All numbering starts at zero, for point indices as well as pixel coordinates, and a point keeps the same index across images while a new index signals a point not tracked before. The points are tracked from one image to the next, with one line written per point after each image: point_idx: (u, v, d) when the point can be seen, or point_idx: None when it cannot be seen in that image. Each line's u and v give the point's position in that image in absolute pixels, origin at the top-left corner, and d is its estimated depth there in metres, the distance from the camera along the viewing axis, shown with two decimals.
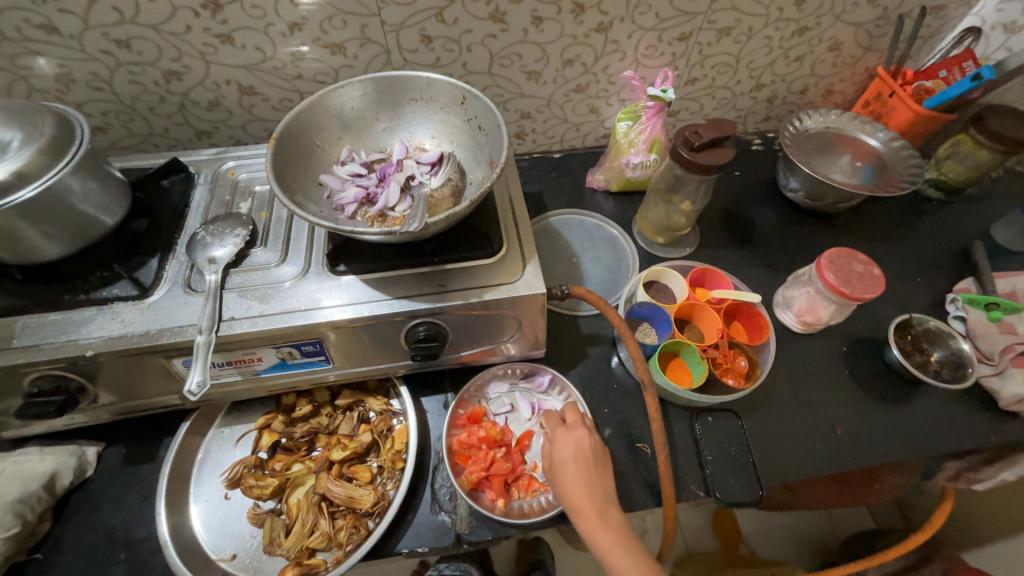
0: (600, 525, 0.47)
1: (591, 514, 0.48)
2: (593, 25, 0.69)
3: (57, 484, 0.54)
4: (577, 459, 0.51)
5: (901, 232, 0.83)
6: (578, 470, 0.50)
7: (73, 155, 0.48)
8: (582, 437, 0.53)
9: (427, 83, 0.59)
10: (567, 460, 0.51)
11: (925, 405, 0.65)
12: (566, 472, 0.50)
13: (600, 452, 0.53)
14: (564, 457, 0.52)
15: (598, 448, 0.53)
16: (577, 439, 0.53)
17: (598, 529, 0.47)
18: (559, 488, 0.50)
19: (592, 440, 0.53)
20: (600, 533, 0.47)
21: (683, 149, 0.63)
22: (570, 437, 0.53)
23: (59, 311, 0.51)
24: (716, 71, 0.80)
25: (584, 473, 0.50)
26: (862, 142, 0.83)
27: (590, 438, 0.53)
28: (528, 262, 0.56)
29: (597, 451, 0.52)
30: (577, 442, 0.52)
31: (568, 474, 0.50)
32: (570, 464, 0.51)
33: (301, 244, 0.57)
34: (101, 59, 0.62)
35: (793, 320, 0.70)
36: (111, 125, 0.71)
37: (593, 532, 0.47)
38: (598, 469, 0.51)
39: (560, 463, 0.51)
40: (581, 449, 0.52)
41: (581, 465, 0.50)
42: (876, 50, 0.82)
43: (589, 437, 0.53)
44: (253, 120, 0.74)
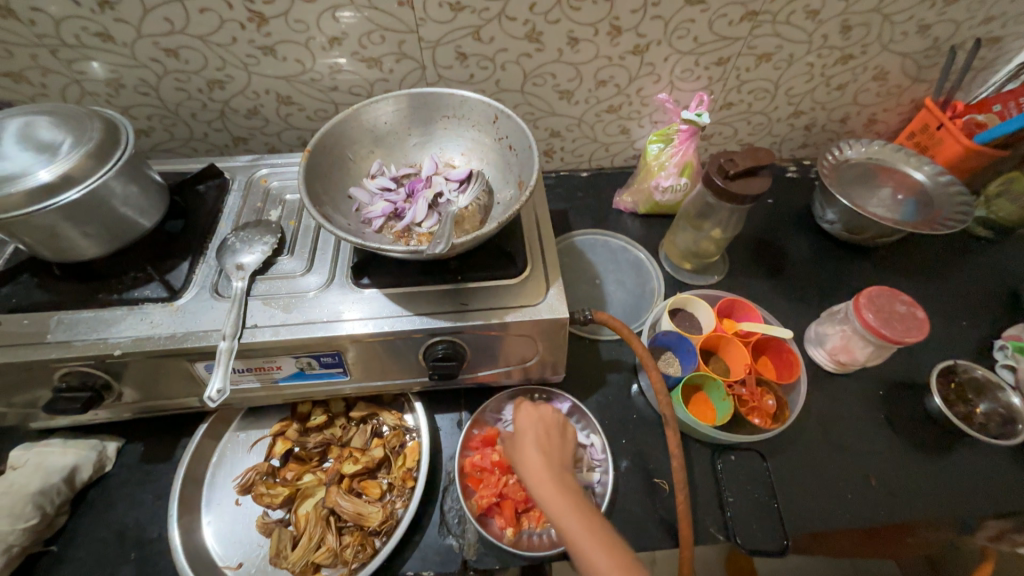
0: (557, 491, 0.46)
1: (548, 481, 0.47)
2: (629, 47, 0.69)
3: (77, 477, 0.55)
4: (537, 430, 0.52)
5: (945, 271, 0.79)
6: (536, 436, 0.51)
7: (118, 160, 0.49)
8: (545, 413, 0.54)
9: (461, 101, 0.60)
10: (528, 427, 0.52)
11: (967, 459, 0.61)
12: (525, 441, 0.51)
13: (561, 430, 0.54)
14: (524, 428, 0.52)
15: (559, 426, 0.54)
16: (541, 414, 0.54)
17: (554, 494, 0.46)
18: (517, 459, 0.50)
19: (555, 417, 0.54)
20: (555, 500, 0.46)
21: (717, 176, 0.61)
22: (533, 409, 0.54)
23: (92, 309, 0.52)
24: (753, 97, 0.78)
25: (542, 443, 0.51)
26: (906, 175, 0.80)
27: (552, 415, 0.54)
28: (552, 285, 0.55)
29: (557, 427, 0.53)
30: (539, 414, 0.54)
31: (526, 442, 0.51)
32: (530, 432, 0.51)
33: (327, 255, 0.58)
34: (150, 65, 0.65)
35: (825, 359, 0.67)
36: (154, 129, 0.74)
37: (543, 492, 0.46)
38: (556, 440, 0.52)
39: (519, 434, 0.52)
40: (542, 419, 0.53)
41: (541, 433, 0.52)
42: (924, 80, 0.79)
43: (552, 412, 0.55)
44: (288, 129, 0.75)
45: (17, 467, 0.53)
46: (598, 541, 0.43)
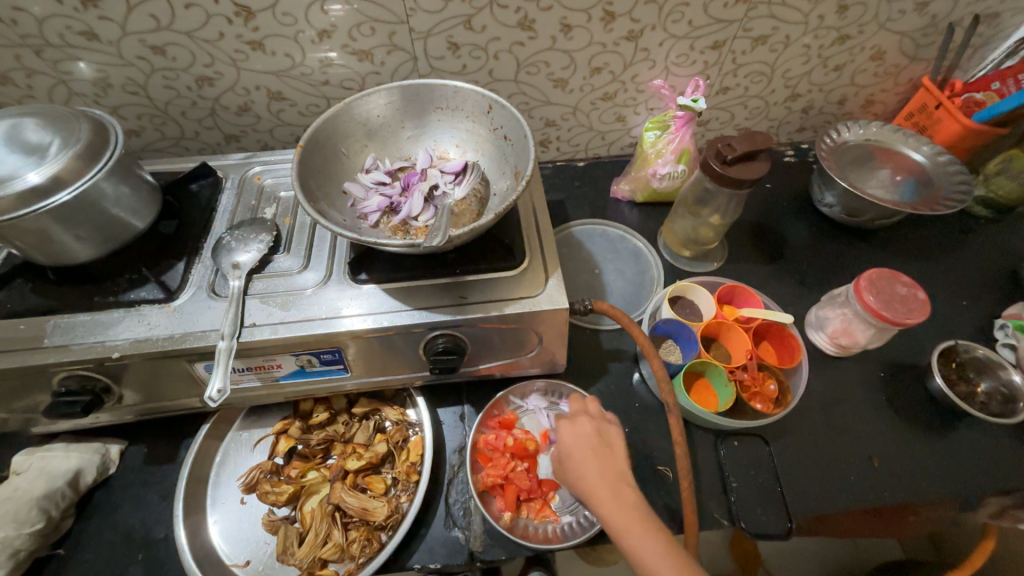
0: (619, 512, 0.44)
1: (607, 501, 0.45)
2: (623, 32, 0.68)
3: (81, 480, 0.55)
4: (584, 445, 0.49)
5: (944, 252, 0.78)
6: (584, 455, 0.48)
7: (108, 160, 0.49)
8: (586, 423, 0.51)
9: (454, 92, 0.59)
10: (573, 447, 0.49)
11: (969, 439, 0.62)
12: (574, 460, 0.48)
13: (608, 438, 0.50)
14: (570, 447, 0.49)
15: (605, 434, 0.50)
16: (583, 426, 0.50)
17: (617, 516, 0.44)
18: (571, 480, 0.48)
19: (598, 427, 0.51)
20: (618, 523, 0.43)
21: (714, 162, 0.60)
22: (574, 425, 0.51)
23: (89, 312, 0.52)
24: (750, 80, 0.77)
25: (594, 460, 0.47)
26: (904, 156, 0.79)
27: (595, 424, 0.51)
28: (551, 275, 0.55)
29: (605, 437, 0.50)
30: (580, 429, 0.50)
31: (578, 464, 0.48)
32: (578, 453, 0.48)
33: (324, 251, 0.57)
34: (137, 64, 0.64)
35: (826, 342, 0.67)
36: (145, 129, 0.73)
37: (607, 516, 0.44)
38: (606, 452, 0.48)
39: (567, 455, 0.49)
40: (585, 434, 0.50)
41: (589, 450, 0.48)
42: (922, 59, 0.78)
43: (593, 422, 0.51)
44: (280, 125, 0.74)
45: (20, 472, 0.53)
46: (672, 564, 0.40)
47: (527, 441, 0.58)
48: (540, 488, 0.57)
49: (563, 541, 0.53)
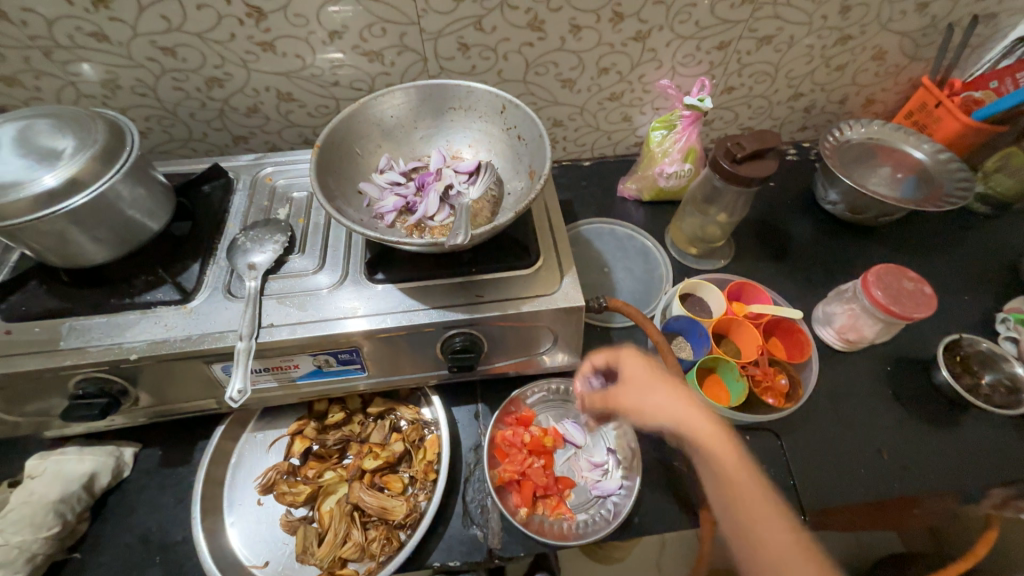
0: (716, 427, 0.49)
1: (700, 412, 0.49)
2: (631, 33, 0.68)
3: (95, 484, 0.54)
4: (651, 366, 0.55)
5: (946, 248, 0.80)
6: (659, 373, 0.53)
7: (126, 161, 0.48)
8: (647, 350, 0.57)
9: (467, 91, 0.59)
10: (646, 367, 0.54)
11: (975, 430, 0.63)
12: (653, 380, 0.53)
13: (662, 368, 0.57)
14: (640, 366, 0.55)
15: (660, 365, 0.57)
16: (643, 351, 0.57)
17: (715, 432, 0.48)
18: (643, 408, 0.52)
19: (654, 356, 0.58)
20: (719, 445, 0.48)
21: (724, 160, 0.61)
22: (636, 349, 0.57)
23: (104, 314, 0.51)
24: (754, 80, 0.78)
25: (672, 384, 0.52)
26: (906, 154, 0.80)
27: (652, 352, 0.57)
28: (566, 273, 0.55)
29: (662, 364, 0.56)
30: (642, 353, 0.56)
31: (657, 378, 0.53)
32: (654, 369, 0.54)
33: (339, 252, 0.57)
34: (146, 65, 0.63)
35: (834, 338, 0.68)
36: (152, 131, 0.72)
37: (707, 429, 0.48)
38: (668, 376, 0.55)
39: (639, 371, 0.54)
40: (647, 358, 0.56)
41: (660, 369, 0.54)
42: (921, 59, 0.80)
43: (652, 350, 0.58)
44: (289, 126, 0.74)
45: (35, 476, 0.53)
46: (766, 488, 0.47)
47: (544, 438, 0.59)
48: (556, 485, 0.58)
49: (576, 539, 0.54)
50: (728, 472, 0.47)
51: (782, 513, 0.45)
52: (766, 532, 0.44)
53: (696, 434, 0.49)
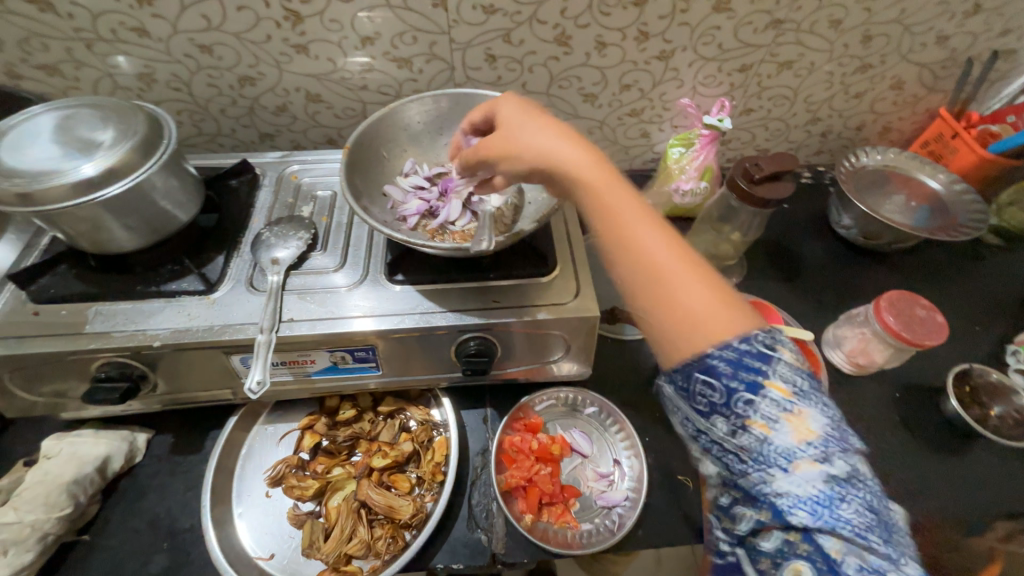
0: (605, 174, 0.41)
1: (581, 167, 0.41)
2: (655, 52, 0.70)
3: (108, 467, 0.55)
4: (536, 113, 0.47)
5: (958, 278, 0.80)
6: (537, 119, 0.45)
7: (162, 153, 0.50)
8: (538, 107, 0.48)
9: (494, 102, 0.61)
10: (530, 114, 0.46)
11: (983, 461, 0.63)
12: (528, 125, 0.45)
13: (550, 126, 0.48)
14: (516, 112, 0.47)
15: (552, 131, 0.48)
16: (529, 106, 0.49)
17: (598, 170, 0.41)
18: (525, 148, 0.43)
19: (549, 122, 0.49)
20: (584, 169, 0.41)
21: (742, 180, 0.62)
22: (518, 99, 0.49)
23: (130, 300, 0.52)
24: (773, 103, 0.80)
25: (564, 137, 0.43)
26: (921, 183, 0.81)
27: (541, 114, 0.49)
28: (582, 284, 0.56)
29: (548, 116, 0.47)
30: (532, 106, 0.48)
31: (530, 121, 0.45)
32: (527, 115, 0.46)
33: (360, 252, 0.58)
34: (183, 61, 0.65)
35: (843, 361, 0.69)
36: (182, 124, 0.74)
37: (603, 182, 0.40)
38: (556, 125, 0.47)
39: (523, 117, 0.46)
40: (526, 107, 0.48)
41: (544, 115, 0.46)
42: (940, 90, 0.81)
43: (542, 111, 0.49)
44: (315, 126, 0.76)
45: (51, 456, 0.54)
46: (635, 195, 0.41)
47: (551, 446, 0.59)
48: (561, 493, 0.58)
49: (581, 548, 0.54)
50: (599, 195, 0.40)
51: (659, 227, 0.39)
52: (642, 241, 0.39)
53: (564, 169, 0.41)
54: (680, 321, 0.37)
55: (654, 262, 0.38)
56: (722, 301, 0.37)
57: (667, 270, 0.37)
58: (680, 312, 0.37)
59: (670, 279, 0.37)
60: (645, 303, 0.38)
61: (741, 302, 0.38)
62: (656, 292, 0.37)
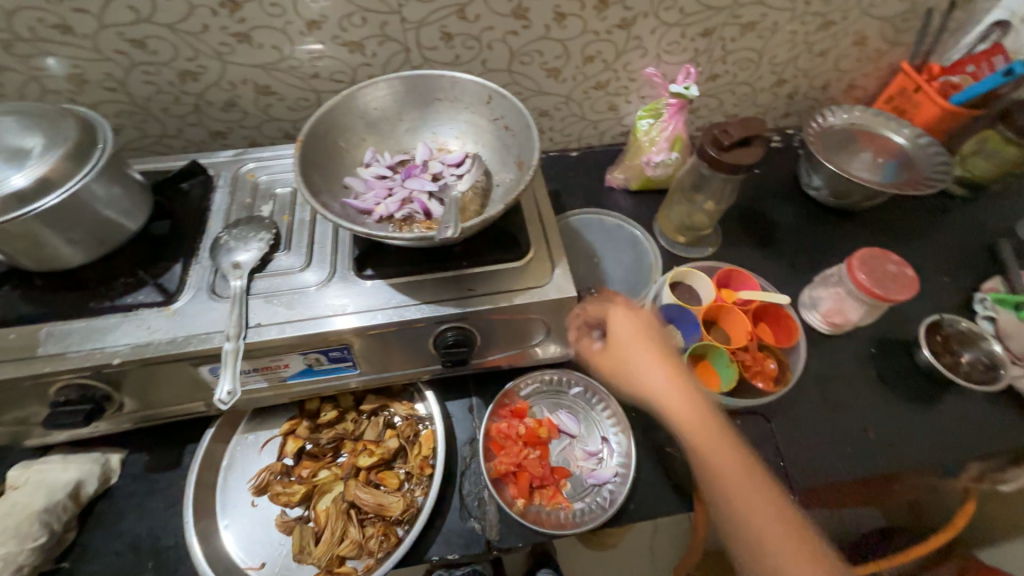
0: (702, 426, 0.48)
1: (684, 413, 0.49)
2: (615, 21, 0.68)
3: (82, 492, 0.53)
4: (632, 335, 0.55)
5: (926, 231, 0.82)
6: (648, 350, 0.53)
7: (98, 159, 0.47)
8: (639, 317, 0.56)
9: (452, 83, 0.58)
10: (630, 337, 0.54)
11: (955, 407, 0.65)
12: (635, 355, 0.53)
13: (653, 330, 0.55)
14: (625, 336, 0.55)
15: (655, 328, 0.56)
16: (632, 319, 0.56)
17: (695, 423, 0.48)
18: (636, 376, 0.53)
19: (647, 318, 0.57)
20: (686, 411, 0.49)
21: (710, 147, 0.62)
22: (625, 310, 0.57)
23: (83, 318, 0.50)
24: (738, 67, 0.79)
25: (677, 379, 0.51)
26: (887, 139, 0.82)
27: (643, 317, 0.56)
28: (556, 265, 0.55)
29: (651, 329, 0.55)
30: (634, 320, 0.56)
31: (633, 351, 0.54)
32: (624, 334, 0.55)
33: (326, 249, 0.56)
34: (116, 58, 0.61)
35: (820, 321, 0.70)
36: (124, 127, 0.70)
37: (694, 429, 0.48)
38: (656, 339, 0.54)
39: (617, 335, 0.55)
40: (638, 321, 0.56)
41: (647, 342, 0.54)
42: (901, 44, 0.80)
43: (647, 316, 0.57)
44: (268, 120, 0.72)
45: (18, 486, 0.51)
46: (735, 444, 0.48)
47: (538, 430, 0.60)
48: (552, 475, 0.58)
49: (574, 527, 0.54)
50: (704, 451, 0.47)
51: (749, 463, 0.47)
52: (754, 517, 0.44)
53: (671, 416, 0.50)
54: (768, 560, 0.42)
55: (748, 521, 0.44)
56: (813, 554, 0.42)
57: (740, 494, 0.45)
58: (760, 542, 0.43)
59: (760, 532, 0.43)
60: (737, 530, 0.44)
61: (822, 547, 0.43)
62: (747, 526, 0.44)
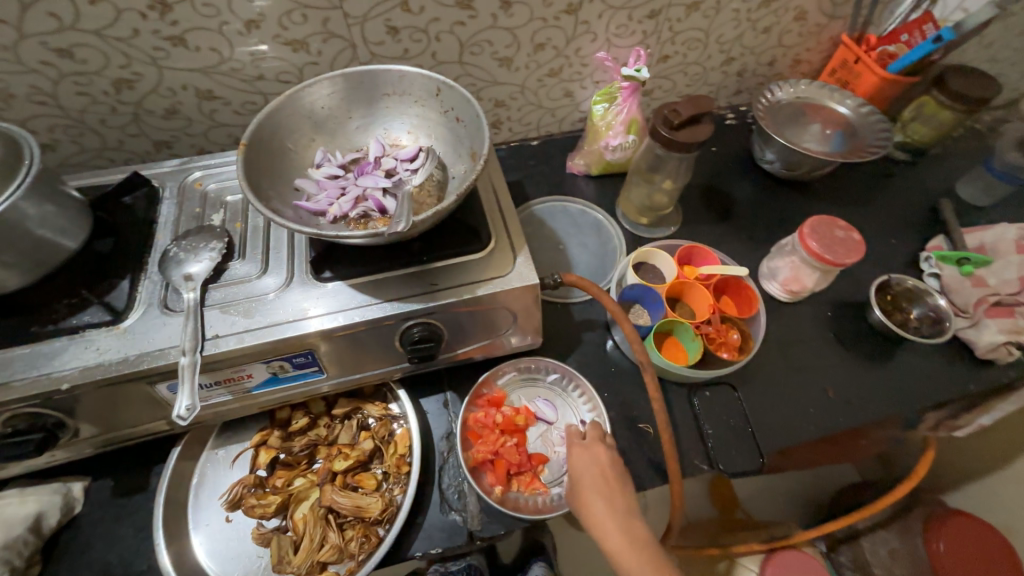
0: (635, 557, 0.48)
1: (619, 540, 0.49)
2: (562, 6, 0.68)
3: (43, 525, 0.51)
4: (595, 477, 0.52)
5: (874, 195, 0.85)
6: (601, 497, 0.51)
7: (25, 177, 0.44)
8: (600, 454, 0.54)
9: (399, 76, 0.57)
10: (587, 484, 0.52)
11: (908, 361, 0.68)
12: (585, 493, 0.51)
13: (619, 477, 0.52)
14: (581, 477, 0.52)
15: (618, 469, 0.53)
16: (597, 457, 0.53)
17: (628, 553, 0.48)
18: (584, 507, 0.51)
19: (611, 459, 0.53)
20: (623, 538, 0.49)
21: (662, 127, 0.63)
22: (588, 452, 0.54)
23: (26, 344, 0.47)
24: (687, 47, 0.80)
25: (619, 517, 0.50)
26: (832, 110, 0.84)
27: (608, 461, 0.53)
28: (518, 253, 0.55)
29: (612, 478, 0.52)
30: (594, 462, 0.53)
31: (586, 490, 0.51)
32: (586, 480, 0.52)
33: (282, 254, 0.55)
34: (42, 70, 0.58)
35: (779, 290, 0.72)
36: (61, 142, 0.66)
37: (624, 554, 0.48)
38: (617, 487, 0.52)
39: (576, 480, 0.53)
40: (598, 468, 0.52)
41: (604, 487, 0.51)
42: (840, 17, 0.83)
43: (608, 456, 0.53)
44: (215, 126, 0.70)
45: None
46: (664, 566, 0.48)
47: (516, 417, 0.59)
48: (529, 461, 0.58)
49: (552, 512, 0.56)
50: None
51: None
52: None
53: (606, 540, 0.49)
54: None
55: None
56: None
57: None
58: None
59: None
60: None
61: None
62: None
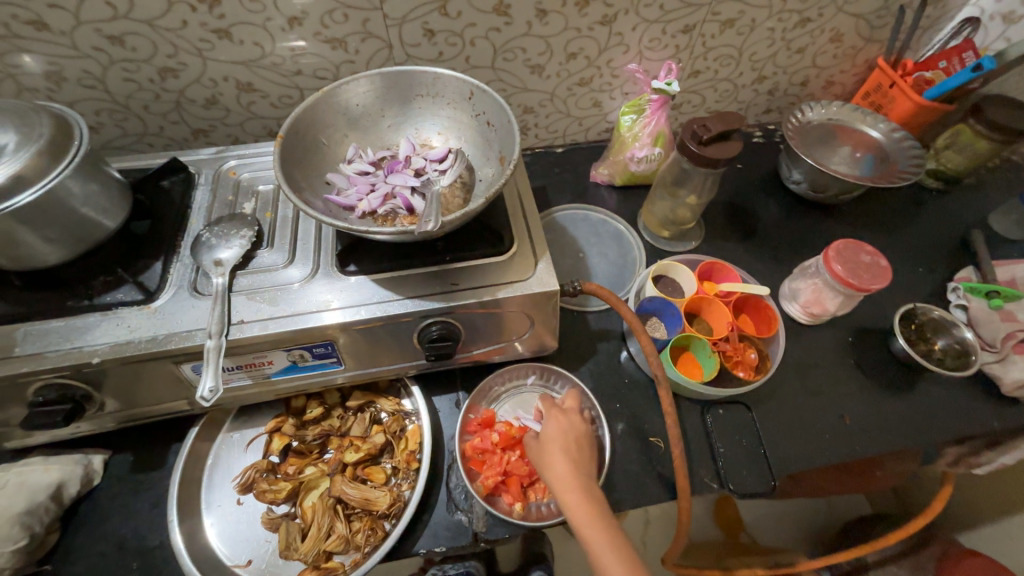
0: (588, 513, 0.46)
1: (574, 498, 0.47)
2: (597, 17, 0.68)
3: (64, 494, 0.52)
4: (565, 439, 0.51)
5: (902, 222, 0.84)
6: (564, 455, 0.50)
7: (73, 156, 0.46)
8: (575, 420, 0.54)
9: (434, 78, 0.58)
10: (555, 443, 0.51)
11: (928, 393, 0.67)
12: (551, 449, 0.51)
13: (587, 445, 0.52)
14: (551, 436, 0.52)
15: (588, 439, 0.53)
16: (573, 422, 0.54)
17: (581, 508, 0.46)
18: (546, 465, 0.50)
19: (583, 429, 0.54)
20: (578, 496, 0.47)
21: (691, 142, 0.63)
22: (563, 416, 0.54)
23: (62, 317, 0.49)
24: (719, 63, 0.80)
25: (579, 477, 0.48)
26: (863, 133, 0.83)
27: (579, 428, 0.53)
28: (539, 258, 0.56)
29: (581, 443, 0.52)
30: (566, 424, 0.53)
31: (551, 446, 0.51)
32: (554, 439, 0.51)
33: (309, 246, 0.56)
34: (94, 55, 0.60)
35: (799, 311, 0.71)
36: (105, 125, 0.69)
37: (577, 512, 0.46)
38: (584, 452, 0.51)
39: (544, 438, 0.52)
40: (570, 432, 0.52)
41: (570, 447, 0.51)
42: (876, 41, 0.82)
43: (581, 423, 0.54)
44: (252, 118, 0.72)
45: None
46: (616, 530, 0.45)
47: (510, 431, 0.59)
48: None
49: None
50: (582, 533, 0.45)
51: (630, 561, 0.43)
52: None
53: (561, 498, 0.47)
54: None
55: None
56: None
57: None
58: None
59: None
60: None
61: None
62: None
